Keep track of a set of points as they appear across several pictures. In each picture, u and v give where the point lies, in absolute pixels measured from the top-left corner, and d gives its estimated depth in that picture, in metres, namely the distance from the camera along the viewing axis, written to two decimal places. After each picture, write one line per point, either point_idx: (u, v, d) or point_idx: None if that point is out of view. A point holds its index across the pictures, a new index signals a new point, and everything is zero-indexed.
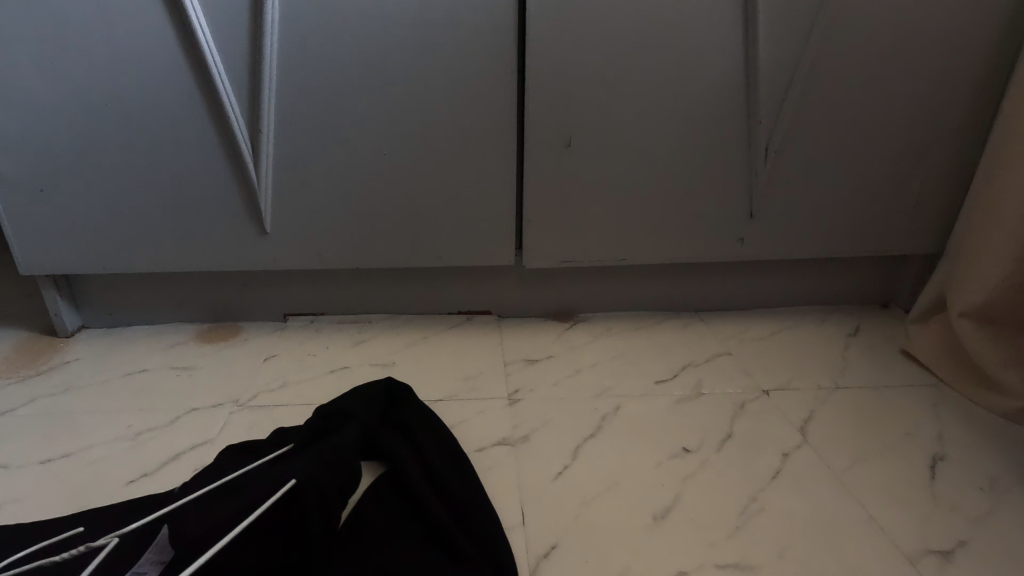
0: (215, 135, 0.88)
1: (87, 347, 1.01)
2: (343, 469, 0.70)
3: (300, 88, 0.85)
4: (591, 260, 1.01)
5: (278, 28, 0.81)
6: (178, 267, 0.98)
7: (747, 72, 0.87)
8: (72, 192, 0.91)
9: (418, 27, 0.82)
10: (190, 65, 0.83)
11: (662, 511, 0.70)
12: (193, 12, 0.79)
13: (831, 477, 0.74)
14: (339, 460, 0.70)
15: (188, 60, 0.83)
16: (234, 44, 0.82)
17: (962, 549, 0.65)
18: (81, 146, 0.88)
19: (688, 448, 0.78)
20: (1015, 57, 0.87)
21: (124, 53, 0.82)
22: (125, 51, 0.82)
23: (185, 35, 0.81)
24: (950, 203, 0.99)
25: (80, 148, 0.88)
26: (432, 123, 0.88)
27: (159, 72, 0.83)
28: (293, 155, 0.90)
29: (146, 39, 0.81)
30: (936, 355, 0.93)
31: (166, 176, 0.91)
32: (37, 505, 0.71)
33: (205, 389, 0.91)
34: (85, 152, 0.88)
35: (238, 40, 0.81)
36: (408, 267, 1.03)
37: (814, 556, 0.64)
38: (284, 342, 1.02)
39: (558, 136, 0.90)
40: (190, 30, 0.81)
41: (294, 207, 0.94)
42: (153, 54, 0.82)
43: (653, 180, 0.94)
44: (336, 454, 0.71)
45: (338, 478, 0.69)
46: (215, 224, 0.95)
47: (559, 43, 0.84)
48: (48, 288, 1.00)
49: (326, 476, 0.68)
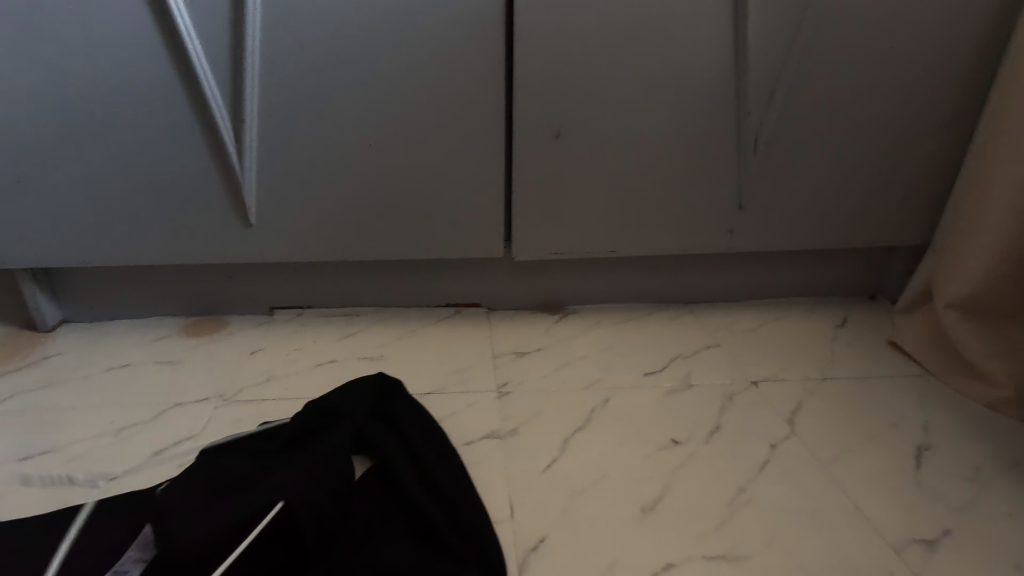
0: (196, 124, 0.86)
1: (69, 341, 1.00)
2: (334, 467, 0.69)
3: (284, 78, 0.83)
4: (581, 252, 1.00)
5: (259, 14, 0.79)
6: (162, 260, 0.97)
7: (737, 62, 0.86)
8: (49, 184, 0.89)
9: (404, 15, 0.80)
10: (169, 53, 0.81)
11: (651, 503, 0.70)
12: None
13: (818, 468, 0.74)
14: (330, 459, 0.69)
15: (167, 48, 0.81)
16: (215, 31, 0.79)
17: (947, 538, 0.66)
18: (58, 136, 0.85)
19: (677, 440, 0.78)
20: (1003, 47, 0.87)
21: (101, 40, 0.80)
22: (102, 38, 0.80)
23: (164, 22, 0.79)
24: (937, 195, 0.99)
25: (58, 138, 0.86)
26: (420, 113, 0.87)
27: (139, 59, 0.81)
28: (278, 146, 0.88)
29: (122, 26, 0.79)
30: (922, 346, 0.94)
31: (147, 167, 0.89)
32: (17, 503, 0.70)
33: (190, 383, 0.90)
34: (63, 142, 0.86)
35: (218, 27, 0.79)
36: (396, 260, 1.02)
37: (802, 546, 0.65)
38: (270, 336, 1.01)
39: (547, 126, 0.89)
40: (168, 17, 0.78)
41: (279, 199, 0.92)
42: (133, 41, 0.80)
43: (642, 172, 0.94)
44: (328, 454, 0.70)
45: (330, 477, 0.68)
46: (198, 216, 0.93)
47: (547, 31, 0.82)
48: (27, 281, 0.98)
49: (318, 478, 0.67)
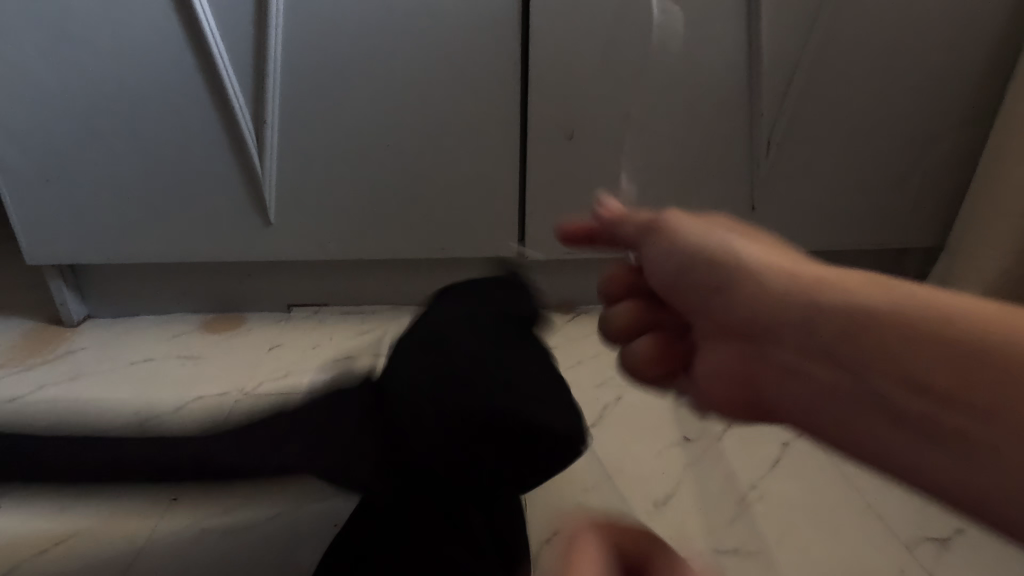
0: (219, 124, 0.88)
1: (95, 336, 1.02)
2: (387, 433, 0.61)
3: (304, 80, 0.85)
4: (592, 252, 1.01)
5: (281, 17, 0.81)
6: (183, 257, 0.99)
7: (750, 65, 0.87)
8: (75, 182, 0.92)
9: (421, 17, 0.82)
10: (194, 55, 0.83)
11: (662, 498, 0.71)
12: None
13: (829, 464, 0.75)
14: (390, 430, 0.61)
15: (193, 51, 0.83)
16: (238, 35, 0.82)
17: (959, 537, 0.67)
18: (88, 134, 0.88)
19: (688, 437, 0.79)
20: (1017, 53, 0.88)
21: (131, 41, 0.82)
22: (132, 40, 0.82)
23: (190, 25, 0.81)
24: (950, 198, 0.99)
25: (86, 137, 0.88)
26: (436, 112, 0.89)
27: (166, 60, 0.83)
28: (298, 146, 0.90)
29: (151, 29, 0.81)
30: None
31: (170, 164, 0.91)
32: (51, 497, 0.73)
33: (210, 377, 0.93)
34: (92, 141, 0.89)
35: (242, 31, 0.82)
36: (411, 259, 1.03)
37: (814, 544, 0.66)
38: (287, 333, 1.03)
39: (562, 128, 0.90)
40: (194, 19, 0.81)
41: (298, 198, 0.94)
42: (160, 43, 0.82)
43: (655, 172, 0.95)
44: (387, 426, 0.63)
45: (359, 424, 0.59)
46: (220, 212, 0.95)
47: (562, 33, 0.84)
48: (55, 277, 1.01)
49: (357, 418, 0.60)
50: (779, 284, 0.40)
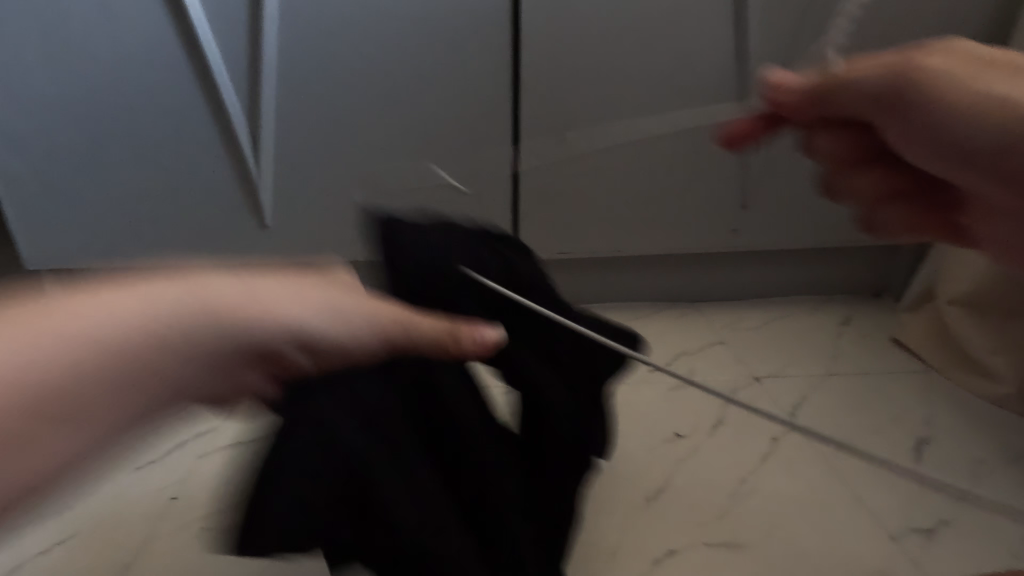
0: (217, 135, 0.90)
1: None
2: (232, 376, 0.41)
3: (297, 106, 0.88)
4: (585, 249, 1.02)
5: (273, 48, 0.83)
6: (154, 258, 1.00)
7: (744, 61, 0.86)
8: (78, 183, 0.93)
9: (409, 23, 0.83)
10: (194, 75, 0.85)
11: (653, 493, 0.72)
12: (198, 25, 0.81)
13: (820, 460, 0.76)
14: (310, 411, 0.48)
15: (191, 66, 0.85)
16: (232, 55, 0.84)
17: (944, 528, 0.68)
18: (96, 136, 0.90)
19: (680, 433, 0.80)
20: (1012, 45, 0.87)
21: (132, 70, 0.85)
22: (133, 69, 0.85)
23: (191, 48, 0.84)
24: None
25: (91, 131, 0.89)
26: (432, 130, 0.90)
27: (174, 85, 0.86)
28: (290, 153, 0.92)
29: (159, 59, 0.84)
30: (926, 343, 0.94)
31: (170, 156, 0.91)
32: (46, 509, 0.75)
33: None
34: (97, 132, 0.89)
35: (236, 50, 0.83)
36: None
37: (795, 554, 0.65)
38: None
39: (555, 130, 0.90)
40: (192, 38, 0.83)
41: (291, 199, 0.95)
42: (165, 72, 0.85)
43: (641, 172, 0.95)
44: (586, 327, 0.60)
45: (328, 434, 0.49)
46: (210, 212, 0.96)
47: (549, 30, 0.84)
48: None
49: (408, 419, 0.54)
50: (995, 129, 0.47)
